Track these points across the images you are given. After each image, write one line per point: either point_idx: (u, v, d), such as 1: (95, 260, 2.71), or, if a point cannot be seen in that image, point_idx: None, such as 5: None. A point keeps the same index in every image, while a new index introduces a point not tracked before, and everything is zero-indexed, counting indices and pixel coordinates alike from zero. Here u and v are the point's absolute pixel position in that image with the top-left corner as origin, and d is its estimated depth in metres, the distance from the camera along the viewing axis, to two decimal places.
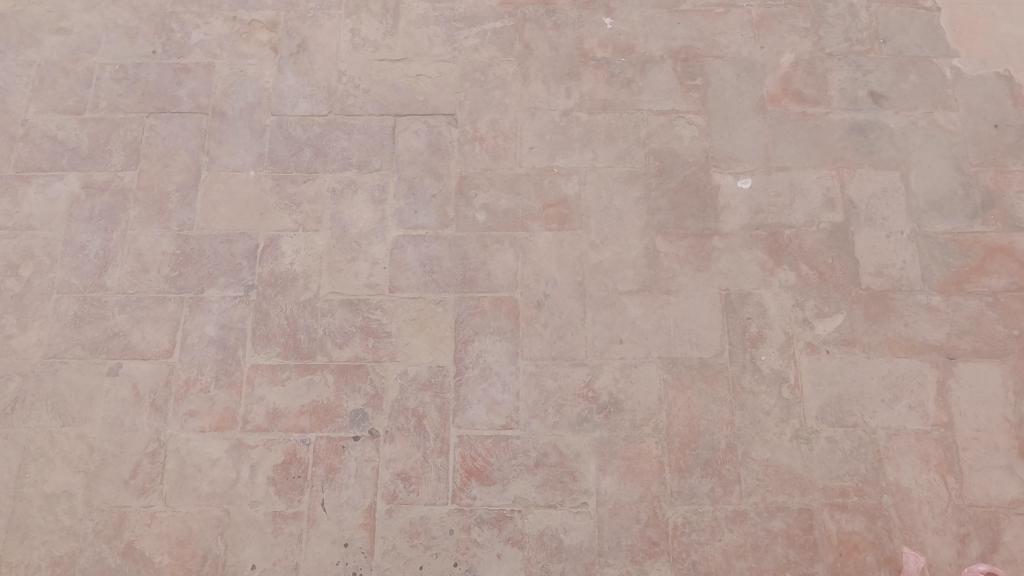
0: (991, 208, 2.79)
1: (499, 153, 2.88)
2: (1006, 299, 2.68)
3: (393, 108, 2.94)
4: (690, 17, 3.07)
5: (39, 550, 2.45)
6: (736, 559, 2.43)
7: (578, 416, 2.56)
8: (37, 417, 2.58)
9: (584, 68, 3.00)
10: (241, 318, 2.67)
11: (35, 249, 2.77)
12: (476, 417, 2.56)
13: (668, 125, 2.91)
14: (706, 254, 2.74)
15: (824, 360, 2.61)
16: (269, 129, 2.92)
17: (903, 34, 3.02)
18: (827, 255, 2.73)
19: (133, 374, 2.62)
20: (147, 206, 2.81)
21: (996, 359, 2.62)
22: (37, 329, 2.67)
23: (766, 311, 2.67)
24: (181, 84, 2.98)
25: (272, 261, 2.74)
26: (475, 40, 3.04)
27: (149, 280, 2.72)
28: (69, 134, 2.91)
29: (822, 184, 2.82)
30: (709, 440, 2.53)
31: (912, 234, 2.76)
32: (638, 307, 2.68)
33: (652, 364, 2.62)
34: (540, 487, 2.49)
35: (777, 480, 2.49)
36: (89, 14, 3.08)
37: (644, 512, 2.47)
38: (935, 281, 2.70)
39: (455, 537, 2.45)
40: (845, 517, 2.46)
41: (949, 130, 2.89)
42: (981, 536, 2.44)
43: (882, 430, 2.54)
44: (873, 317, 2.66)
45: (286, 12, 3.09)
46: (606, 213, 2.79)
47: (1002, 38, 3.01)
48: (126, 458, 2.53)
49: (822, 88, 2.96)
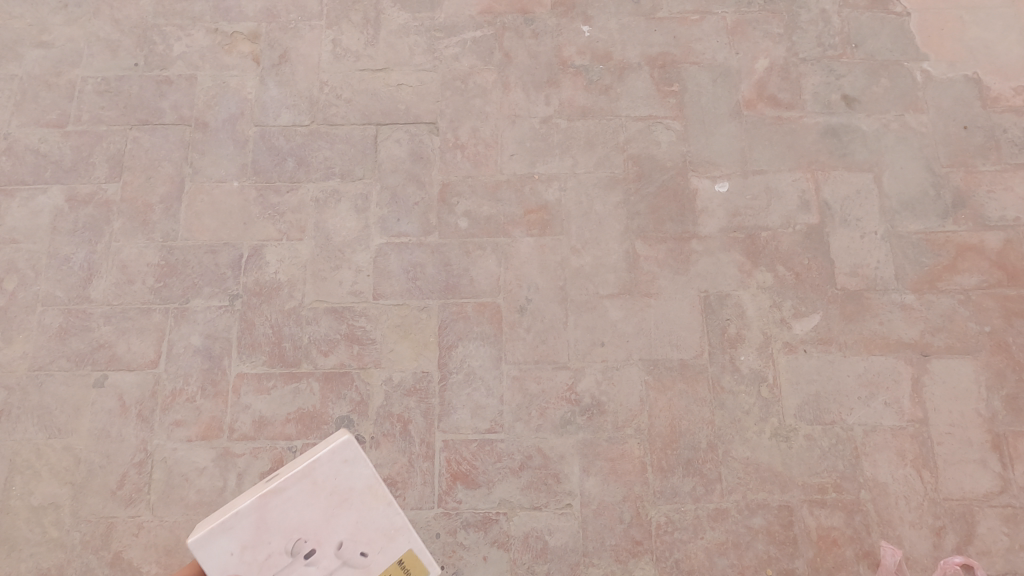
0: (962, 208, 2.86)
1: (480, 161, 2.92)
2: (978, 296, 2.74)
3: (375, 117, 2.98)
4: (666, 24, 3.13)
5: (26, 562, 2.45)
6: (718, 556, 2.47)
7: (562, 419, 2.60)
8: (23, 430, 2.58)
9: (563, 76, 3.05)
10: (226, 328, 2.69)
11: (19, 262, 2.78)
12: (461, 421, 2.60)
13: (646, 131, 2.96)
14: (685, 258, 2.79)
15: (801, 359, 2.66)
16: (253, 140, 2.95)
17: (874, 39, 3.09)
18: (803, 256, 2.79)
19: (118, 385, 2.63)
20: (131, 218, 2.83)
21: (969, 355, 2.68)
22: (21, 341, 2.68)
23: (744, 312, 2.72)
24: (164, 96, 3.01)
25: (257, 270, 2.76)
26: (455, 49, 3.09)
27: (134, 291, 2.74)
28: (52, 148, 2.93)
29: (797, 186, 2.88)
30: (690, 439, 2.58)
31: (885, 234, 2.82)
32: (619, 310, 2.73)
33: (633, 365, 2.66)
34: (525, 489, 2.52)
35: (757, 479, 2.54)
36: (71, 28, 3.11)
37: (627, 512, 2.51)
38: (908, 280, 2.76)
39: (441, 540, 2.48)
40: (824, 513, 2.51)
41: (920, 132, 2.96)
42: (957, 529, 2.49)
43: (859, 427, 2.59)
44: (849, 316, 2.72)
45: (267, 24, 3.12)
46: (587, 218, 2.83)
47: (970, 42, 3.09)
48: (113, 469, 2.54)
49: (796, 92, 3.02)
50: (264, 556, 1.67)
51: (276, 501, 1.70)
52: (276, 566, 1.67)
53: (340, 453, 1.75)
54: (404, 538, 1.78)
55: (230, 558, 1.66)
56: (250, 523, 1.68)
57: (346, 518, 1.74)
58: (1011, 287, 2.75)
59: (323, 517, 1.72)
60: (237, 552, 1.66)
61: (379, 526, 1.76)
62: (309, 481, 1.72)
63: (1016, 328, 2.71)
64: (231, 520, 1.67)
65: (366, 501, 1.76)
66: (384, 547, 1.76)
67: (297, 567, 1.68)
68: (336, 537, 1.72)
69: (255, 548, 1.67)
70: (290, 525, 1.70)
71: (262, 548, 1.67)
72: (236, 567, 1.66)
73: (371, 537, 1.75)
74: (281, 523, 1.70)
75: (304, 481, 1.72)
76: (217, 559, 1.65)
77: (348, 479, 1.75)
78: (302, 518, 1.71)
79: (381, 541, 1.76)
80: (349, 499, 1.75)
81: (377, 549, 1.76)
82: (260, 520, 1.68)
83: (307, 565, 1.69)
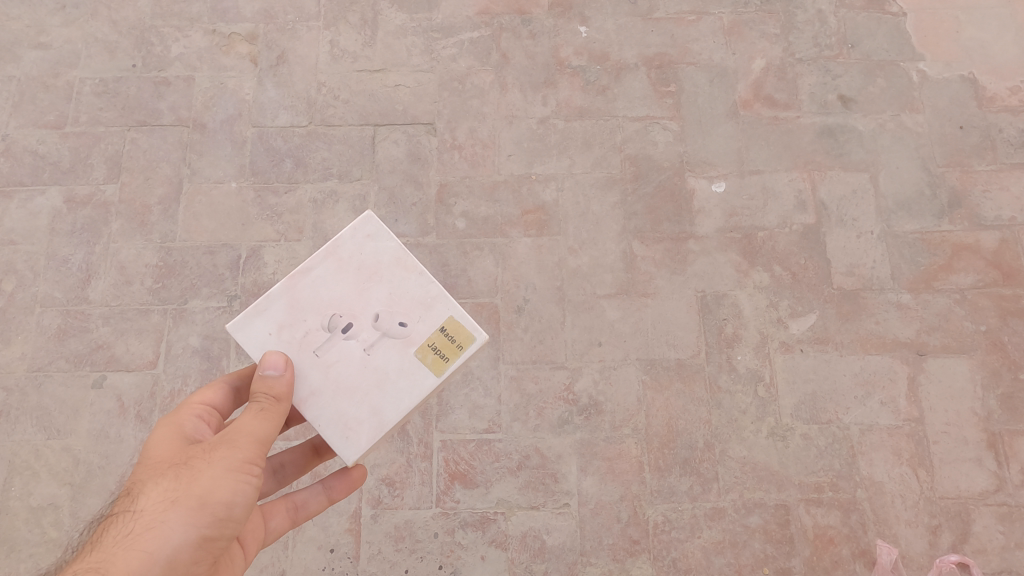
0: (958, 207, 2.87)
1: (478, 161, 2.93)
2: (973, 296, 2.75)
3: (373, 118, 2.99)
4: (663, 25, 3.14)
5: (25, 563, 2.42)
6: (715, 555, 2.47)
7: (559, 418, 2.60)
8: (21, 431, 2.58)
9: (560, 76, 3.06)
10: (224, 329, 2.70)
11: (18, 264, 2.79)
12: (458, 422, 2.61)
13: (644, 131, 2.97)
14: (682, 258, 2.80)
15: (798, 359, 2.67)
16: (251, 141, 2.95)
17: (870, 39, 3.11)
18: (800, 256, 2.80)
19: (117, 386, 2.63)
20: (129, 219, 2.84)
21: (965, 354, 2.68)
22: (20, 343, 2.69)
23: (741, 311, 2.73)
24: (162, 97, 3.02)
25: (254, 271, 2.77)
26: (452, 49, 3.10)
27: (133, 292, 2.74)
28: (50, 149, 2.94)
29: (794, 186, 2.89)
30: (687, 439, 2.59)
31: (881, 234, 2.83)
32: (616, 310, 2.74)
33: (631, 365, 2.67)
34: (522, 489, 2.53)
35: (754, 478, 2.54)
36: (69, 29, 3.12)
37: (624, 511, 2.51)
38: (904, 280, 2.77)
39: (439, 540, 2.48)
40: (821, 512, 2.51)
41: (916, 132, 2.97)
42: (953, 528, 2.49)
43: (855, 426, 2.60)
44: (845, 316, 2.73)
45: (265, 25, 3.13)
46: (584, 218, 2.84)
47: (966, 42, 3.10)
48: (112, 470, 2.53)
49: (792, 93, 3.03)
50: (302, 334, 1.64)
51: (306, 282, 1.68)
52: (314, 341, 1.63)
53: (362, 231, 1.74)
54: (443, 304, 1.68)
55: (268, 339, 1.63)
56: (285, 306, 1.66)
57: (378, 291, 1.68)
58: (1007, 286, 2.76)
59: (355, 291, 1.68)
60: (275, 333, 1.64)
61: (414, 294, 1.68)
62: (335, 259, 1.71)
63: (1011, 327, 2.71)
64: (265, 304, 1.66)
65: (397, 274, 1.70)
66: (422, 316, 1.67)
67: (336, 341, 1.64)
68: (371, 309, 1.67)
69: (292, 327, 1.65)
70: (322, 302, 1.67)
71: (298, 327, 1.65)
72: (276, 346, 1.63)
73: (407, 306, 1.67)
74: (313, 302, 1.67)
75: (330, 260, 1.70)
76: (257, 341, 1.63)
77: (374, 253, 1.72)
78: (333, 293, 1.68)
79: (418, 310, 1.67)
80: (379, 273, 1.70)
81: (415, 318, 1.67)
82: (294, 301, 1.67)
83: (346, 338, 1.64)
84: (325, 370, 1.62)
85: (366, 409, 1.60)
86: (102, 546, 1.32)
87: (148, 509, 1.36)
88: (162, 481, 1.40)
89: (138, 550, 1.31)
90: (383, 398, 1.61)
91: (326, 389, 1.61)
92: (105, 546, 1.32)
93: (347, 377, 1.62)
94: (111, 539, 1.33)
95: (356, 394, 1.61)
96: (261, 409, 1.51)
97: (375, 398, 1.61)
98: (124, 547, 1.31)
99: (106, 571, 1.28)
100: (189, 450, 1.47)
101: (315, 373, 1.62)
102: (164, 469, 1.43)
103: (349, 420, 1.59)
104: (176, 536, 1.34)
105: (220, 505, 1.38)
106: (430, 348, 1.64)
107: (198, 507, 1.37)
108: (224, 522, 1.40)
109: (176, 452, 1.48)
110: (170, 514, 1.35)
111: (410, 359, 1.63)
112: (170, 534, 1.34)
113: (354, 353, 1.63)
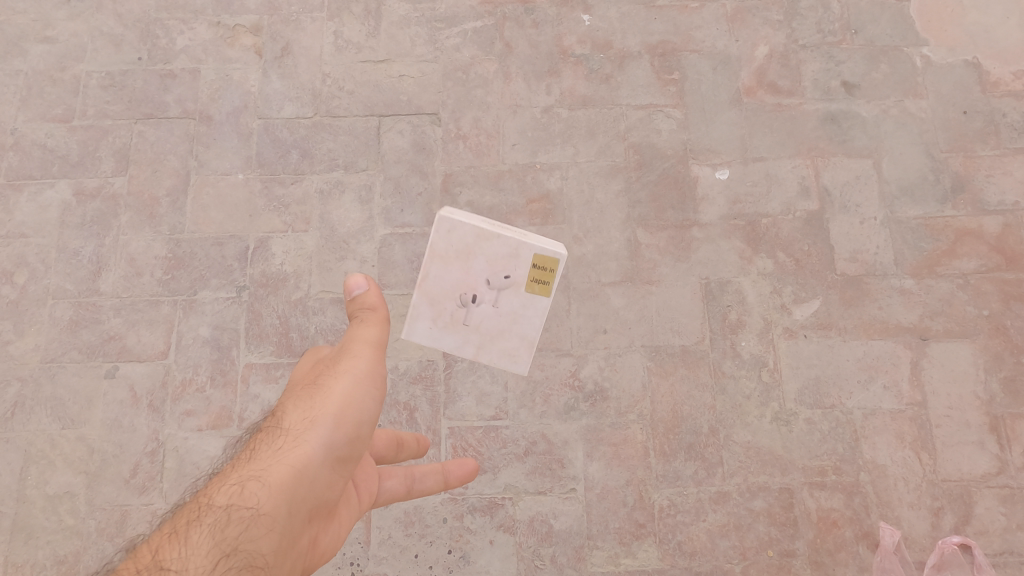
0: (962, 193, 2.88)
1: (482, 151, 2.94)
2: (976, 281, 2.76)
3: (377, 109, 3.00)
4: (666, 12, 3.15)
5: (44, 549, 2.48)
6: (720, 538, 2.50)
7: (565, 406, 2.63)
8: (37, 421, 2.62)
9: (564, 65, 3.07)
10: (233, 319, 2.72)
11: (29, 257, 2.82)
12: (466, 408, 2.64)
13: (647, 120, 2.98)
14: (687, 245, 2.82)
15: (801, 344, 2.70)
16: (257, 133, 2.97)
17: (874, 24, 3.11)
18: (803, 243, 2.82)
19: (129, 376, 2.67)
20: (138, 211, 2.87)
21: (967, 338, 2.70)
22: (33, 334, 2.73)
23: (745, 298, 2.75)
24: (168, 90, 3.04)
25: (263, 262, 2.79)
26: (455, 39, 3.11)
27: (143, 283, 2.78)
28: (58, 142, 2.96)
29: (797, 173, 2.91)
30: (692, 424, 2.62)
31: (884, 220, 2.84)
32: (621, 298, 2.76)
33: (635, 353, 2.70)
34: (529, 474, 2.56)
35: (758, 462, 2.57)
36: (74, 22, 3.14)
37: (630, 495, 2.55)
38: (907, 265, 2.79)
39: (448, 525, 2.52)
40: (824, 495, 2.54)
41: (920, 118, 2.98)
42: (954, 510, 2.52)
43: (858, 411, 2.62)
44: (848, 302, 2.75)
45: (269, 16, 3.15)
46: (589, 207, 2.86)
47: (970, 26, 3.10)
48: (126, 458, 2.57)
49: (796, 79, 3.04)
50: (449, 316, 1.87)
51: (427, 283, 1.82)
52: (460, 317, 1.87)
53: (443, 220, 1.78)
54: (527, 246, 1.80)
55: (432, 332, 1.88)
56: (424, 300, 1.85)
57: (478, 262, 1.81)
58: (1009, 271, 2.77)
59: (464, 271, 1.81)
60: (432, 326, 1.88)
61: (503, 251, 1.81)
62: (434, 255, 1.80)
63: (1014, 311, 2.73)
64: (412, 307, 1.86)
65: (485, 245, 1.80)
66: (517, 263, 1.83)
67: (472, 311, 1.86)
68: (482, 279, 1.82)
69: (440, 316, 1.87)
70: (447, 290, 1.84)
71: (444, 313, 1.86)
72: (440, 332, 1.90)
73: (504, 261, 1.82)
74: (440, 293, 1.84)
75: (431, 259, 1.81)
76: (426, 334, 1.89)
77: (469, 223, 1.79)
78: (441, 288, 1.83)
79: (512, 261, 1.82)
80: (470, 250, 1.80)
81: (514, 266, 1.83)
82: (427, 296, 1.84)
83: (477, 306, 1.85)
84: (477, 330, 1.90)
85: (517, 339, 1.93)
86: (247, 459, 1.44)
87: (292, 425, 1.44)
88: (303, 411, 1.46)
89: (289, 461, 1.40)
90: (523, 325, 1.92)
91: (483, 339, 1.92)
92: (263, 459, 1.42)
93: (493, 325, 1.90)
94: (266, 452, 1.43)
95: (505, 334, 1.92)
96: (365, 327, 1.56)
97: (515, 329, 1.92)
98: (274, 458, 1.41)
99: (265, 479, 1.37)
100: (318, 373, 1.56)
101: (474, 335, 1.90)
102: (300, 391, 1.51)
103: (508, 347, 1.94)
104: (320, 452, 1.42)
105: (357, 421, 1.47)
106: (535, 281, 1.85)
107: (335, 423, 1.45)
108: (356, 439, 1.48)
109: (305, 378, 1.55)
110: (313, 430, 1.43)
111: (527, 295, 1.87)
112: (313, 448, 1.42)
113: (488, 312, 1.87)
